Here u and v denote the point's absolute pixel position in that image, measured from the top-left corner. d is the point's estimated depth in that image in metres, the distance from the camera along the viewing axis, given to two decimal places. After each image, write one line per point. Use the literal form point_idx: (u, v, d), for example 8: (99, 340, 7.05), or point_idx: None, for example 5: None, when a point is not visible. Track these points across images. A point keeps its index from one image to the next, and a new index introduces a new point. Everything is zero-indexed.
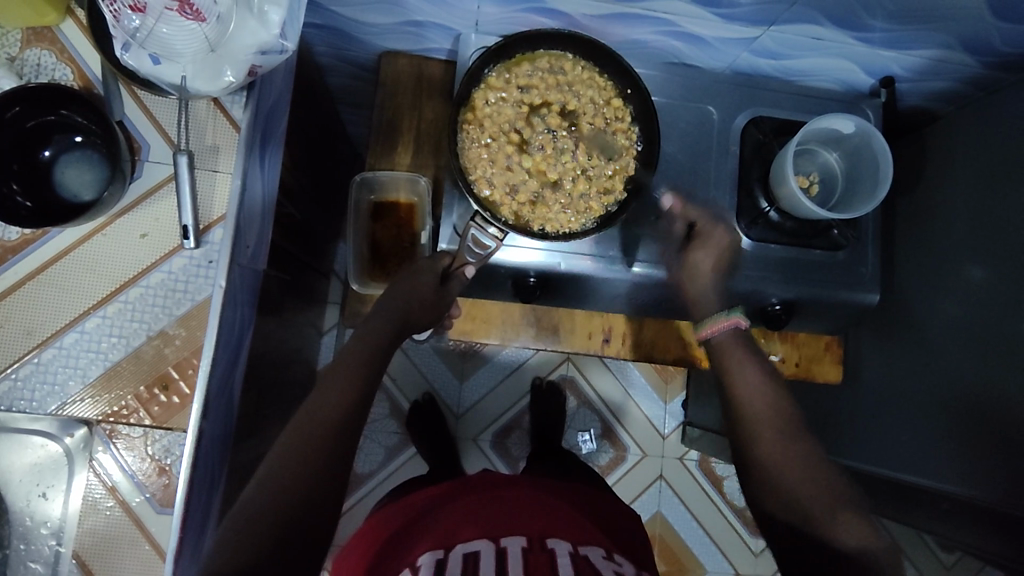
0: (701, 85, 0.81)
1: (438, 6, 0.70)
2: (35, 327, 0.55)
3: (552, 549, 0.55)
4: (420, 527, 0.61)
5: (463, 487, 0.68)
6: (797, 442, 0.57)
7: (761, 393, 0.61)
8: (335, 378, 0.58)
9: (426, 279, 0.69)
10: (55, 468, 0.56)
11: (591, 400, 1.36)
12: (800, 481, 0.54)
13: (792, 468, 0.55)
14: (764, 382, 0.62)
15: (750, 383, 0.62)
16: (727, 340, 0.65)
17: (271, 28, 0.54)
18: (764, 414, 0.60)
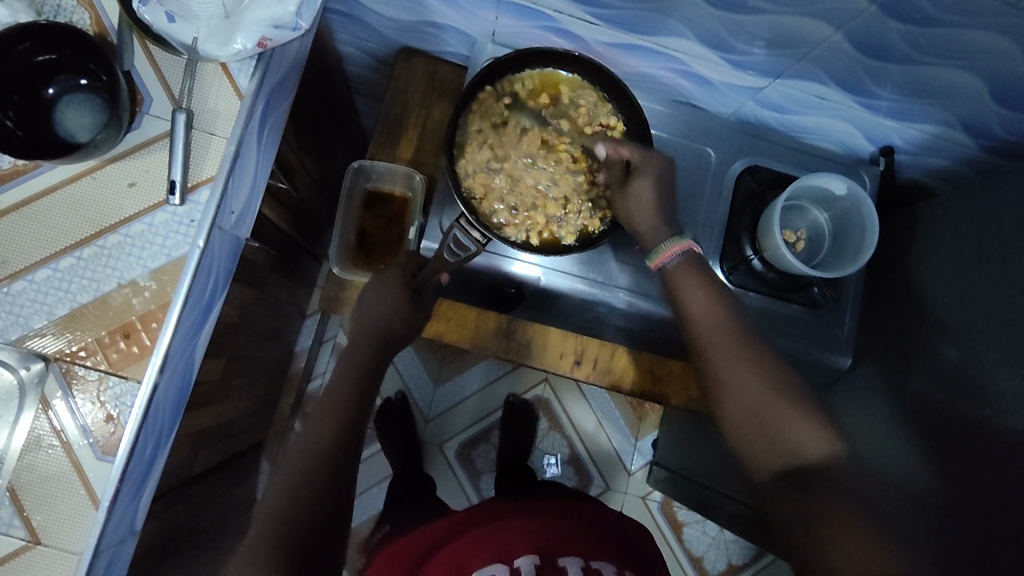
0: (704, 127, 0.83)
1: (457, 11, 0.72)
2: (11, 257, 0.56)
3: (564, 568, 0.56)
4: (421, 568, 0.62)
5: (459, 518, 0.67)
6: (760, 371, 0.57)
7: (714, 307, 0.61)
8: (323, 412, 0.62)
9: (397, 292, 0.69)
10: (5, 400, 0.56)
11: (562, 425, 1.36)
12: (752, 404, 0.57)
13: (745, 392, 0.57)
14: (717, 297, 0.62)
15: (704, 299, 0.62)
16: (682, 266, 0.64)
17: (287, 5, 0.57)
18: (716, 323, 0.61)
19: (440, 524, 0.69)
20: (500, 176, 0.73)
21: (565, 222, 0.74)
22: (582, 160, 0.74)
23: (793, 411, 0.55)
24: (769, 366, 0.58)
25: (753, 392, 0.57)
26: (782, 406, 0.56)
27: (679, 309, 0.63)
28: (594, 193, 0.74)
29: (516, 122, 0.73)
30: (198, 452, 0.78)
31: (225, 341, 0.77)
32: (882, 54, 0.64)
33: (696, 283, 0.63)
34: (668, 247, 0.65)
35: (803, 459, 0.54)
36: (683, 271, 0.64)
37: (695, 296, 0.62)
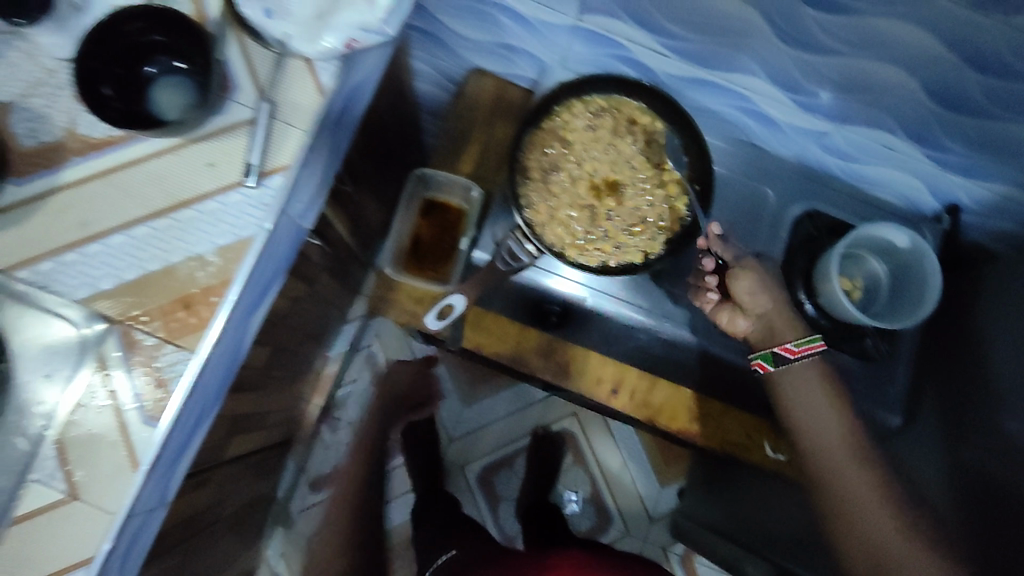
0: (766, 169, 0.83)
1: (532, 33, 0.75)
2: (90, 221, 0.59)
3: None
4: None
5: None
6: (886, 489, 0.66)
7: (827, 431, 0.70)
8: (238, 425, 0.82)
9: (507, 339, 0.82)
10: (65, 356, 0.58)
11: (587, 462, 1.33)
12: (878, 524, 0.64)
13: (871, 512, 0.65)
14: (832, 422, 0.70)
15: (819, 423, 0.71)
16: (809, 369, 0.73)
17: (377, 12, 0.61)
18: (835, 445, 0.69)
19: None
20: (565, 200, 0.74)
21: (631, 244, 0.73)
22: (647, 183, 0.74)
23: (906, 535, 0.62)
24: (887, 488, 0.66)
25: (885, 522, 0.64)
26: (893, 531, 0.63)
27: (808, 429, 0.72)
28: (657, 219, 0.73)
29: (579, 146, 0.74)
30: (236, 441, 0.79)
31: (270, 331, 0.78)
32: (957, 105, 0.63)
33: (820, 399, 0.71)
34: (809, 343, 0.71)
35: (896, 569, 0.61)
36: (806, 373, 0.73)
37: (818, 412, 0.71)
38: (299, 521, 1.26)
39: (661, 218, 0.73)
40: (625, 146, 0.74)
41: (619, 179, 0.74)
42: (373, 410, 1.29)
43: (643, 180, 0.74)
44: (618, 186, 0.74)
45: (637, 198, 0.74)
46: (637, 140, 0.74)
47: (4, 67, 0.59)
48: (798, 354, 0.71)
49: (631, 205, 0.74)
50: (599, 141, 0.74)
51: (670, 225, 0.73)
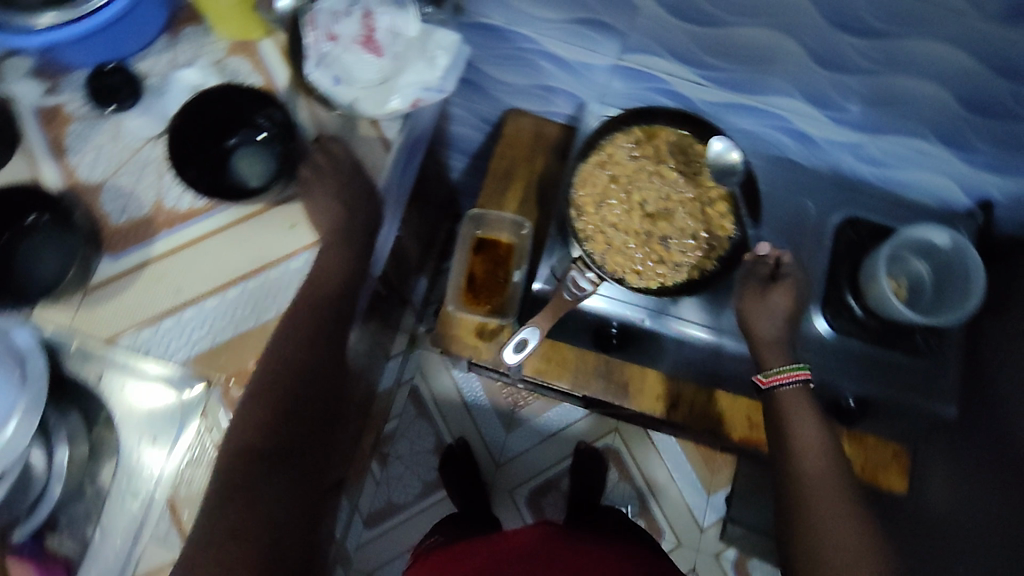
0: (800, 181, 0.86)
1: (571, 75, 0.81)
2: (184, 287, 0.62)
3: None
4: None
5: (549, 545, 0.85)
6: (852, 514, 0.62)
7: (821, 453, 0.66)
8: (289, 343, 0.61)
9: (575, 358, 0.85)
10: (168, 417, 0.62)
11: (633, 477, 1.35)
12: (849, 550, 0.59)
13: (845, 536, 0.60)
14: (826, 444, 0.66)
15: (810, 440, 0.67)
16: (797, 392, 0.69)
17: (435, 70, 0.67)
18: (824, 468, 0.65)
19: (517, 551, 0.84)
20: (619, 228, 0.77)
21: (686, 263, 0.77)
22: (693, 204, 0.77)
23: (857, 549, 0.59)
24: (856, 510, 0.62)
25: (845, 549, 0.59)
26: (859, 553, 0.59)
27: (788, 436, 0.68)
28: (707, 234, 0.77)
29: (626, 177, 0.77)
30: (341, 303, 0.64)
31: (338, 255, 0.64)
32: (984, 110, 0.67)
33: (809, 419, 0.68)
34: (788, 369, 0.70)
35: None
36: (795, 398, 0.69)
37: (807, 433, 0.67)
38: (356, 560, 1.28)
39: (712, 234, 0.77)
40: (669, 171, 0.77)
41: (667, 200, 0.78)
42: (420, 442, 1.33)
43: (689, 200, 0.78)
44: (665, 209, 0.78)
45: (686, 219, 0.77)
46: (679, 165, 0.77)
47: (93, 149, 0.64)
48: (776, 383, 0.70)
49: (681, 223, 0.77)
50: (645, 170, 0.77)
51: (719, 239, 0.77)
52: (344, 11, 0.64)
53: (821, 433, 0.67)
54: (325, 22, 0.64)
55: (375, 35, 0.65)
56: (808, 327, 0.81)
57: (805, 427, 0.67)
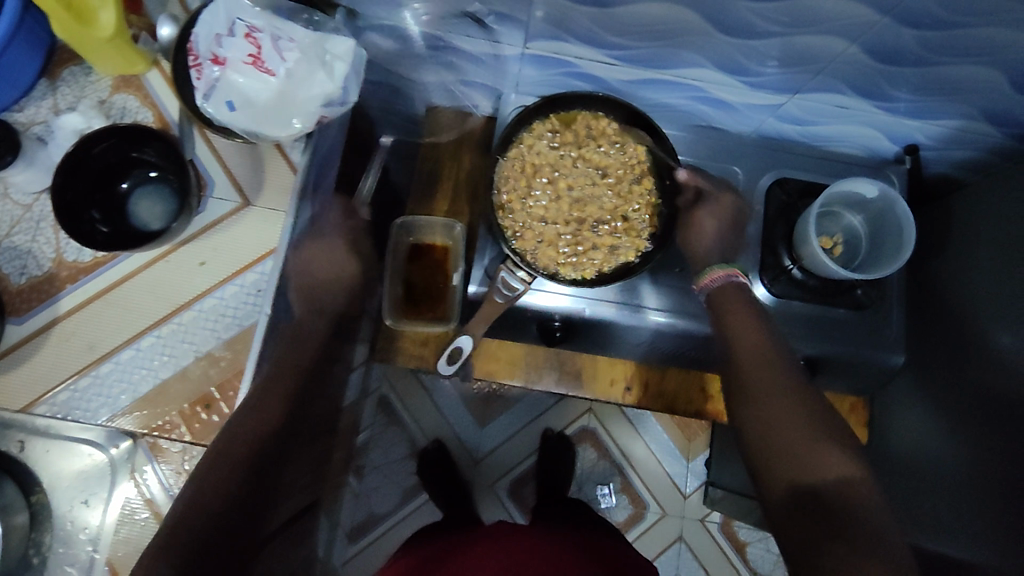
0: (725, 149, 0.85)
1: (483, 69, 0.79)
2: (98, 341, 0.62)
3: None
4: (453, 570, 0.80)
5: (497, 540, 0.87)
6: (804, 407, 0.65)
7: (761, 347, 0.69)
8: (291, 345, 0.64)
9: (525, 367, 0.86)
10: (99, 478, 0.63)
11: (611, 454, 1.35)
12: (791, 439, 0.63)
13: (788, 427, 0.63)
14: (764, 338, 0.70)
15: (751, 342, 0.70)
16: (723, 290, 0.74)
17: (337, 81, 0.63)
18: (763, 367, 0.68)
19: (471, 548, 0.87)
20: (547, 221, 0.76)
21: (620, 246, 0.76)
22: (619, 185, 0.77)
23: (811, 436, 0.62)
24: (810, 411, 0.64)
25: (789, 436, 0.63)
26: (807, 434, 0.62)
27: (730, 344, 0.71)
28: (636, 215, 0.77)
29: (551, 167, 0.76)
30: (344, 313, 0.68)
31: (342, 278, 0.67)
32: (896, 59, 0.66)
33: (741, 314, 0.71)
34: (717, 271, 0.75)
35: (825, 484, 0.59)
36: (732, 293, 0.73)
37: (741, 326, 0.71)
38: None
39: (640, 214, 0.77)
40: (592, 155, 0.76)
41: (593, 185, 0.77)
42: (394, 450, 1.31)
43: (616, 182, 0.77)
44: (593, 194, 0.77)
45: (614, 201, 0.77)
46: (600, 148, 0.76)
47: None
48: (710, 283, 0.74)
49: (609, 207, 0.76)
50: (568, 157, 0.76)
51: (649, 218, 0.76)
52: (226, 31, 0.60)
53: (761, 334, 0.70)
54: (208, 46, 0.60)
55: (262, 52, 0.60)
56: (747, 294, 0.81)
57: (736, 327, 0.71)
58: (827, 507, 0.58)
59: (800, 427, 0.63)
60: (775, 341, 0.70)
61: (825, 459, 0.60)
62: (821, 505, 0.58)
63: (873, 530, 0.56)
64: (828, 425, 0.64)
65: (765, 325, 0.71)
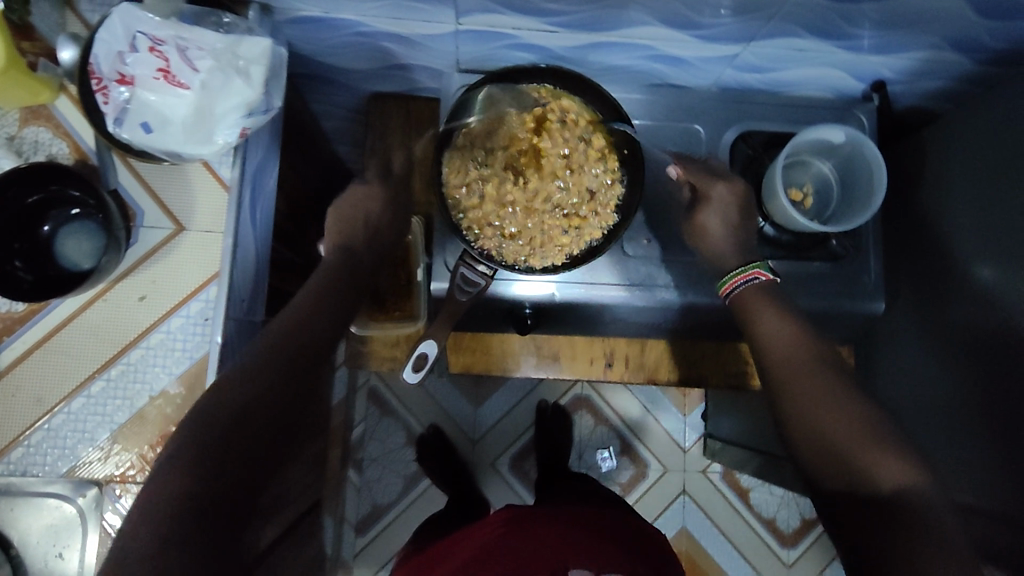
0: (686, 105, 0.80)
1: (418, 50, 0.74)
2: (44, 394, 0.58)
3: None
4: (443, 566, 0.70)
5: (495, 521, 0.77)
6: (841, 389, 0.60)
7: (782, 332, 0.64)
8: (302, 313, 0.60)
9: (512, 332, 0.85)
10: (69, 528, 0.58)
11: (607, 418, 1.33)
12: (832, 423, 0.58)
13: (817, 407, 0.59)
14: (785, 324, 0.64)
15: (773, 325, 0.64)
16: (752, 293, 0.67)
17: (256, 88, 0.60)
18: (790, 350, 0.63)
19: (469, 534, 0.78)
20: (504, 216, 0.73)
21: (583, 227, 0.73)
22: (571, 163, 0.73)
23: (870, 443, 0.56)
24: (837, 390, 0.60)
25: (831, 424, 0.58)
26: (852, 442, 0.57)
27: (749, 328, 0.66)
28: (597, 191, 0.73)
29: (496, 159, 0.73)
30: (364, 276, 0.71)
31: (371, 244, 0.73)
32: None
33: (767, 310, 0.65)
34: (742, 272, 0.67)
35: (885, 489, 0.54)
36: (754, 296, 0.66)
37: (771, 323, 0.64)
38: (357, 567, 1.27)
39: (602, 189, 0.73)
40: (536, 138, 0.73)
41: (547, 168, 0.74)
42: (391, 440, 1.30)
43: (566, 160, 0.73)
44: (546, 177, 0.74)
45: (569, 181, 0.73)
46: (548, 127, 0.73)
47: None
48: (734, 287, 0.68)
49: (566, 189, 0.73)
50: (513, 145, 0.73)
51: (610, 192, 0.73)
52: (127, 47, 0.56)
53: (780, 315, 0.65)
54: (111, 65, 0.56)
55: (171, 64, 0.57)
56: None
57: (765, 323, 0.64)
58: (890, 519, 0.53)
59: (843, 412, 0.59)
60: (797, 322, 0.64)
61: (890, 474, 0.54)
62: (879, 510, 0.54)
63: (950, 556, 0.50)
64: (873, 420, 0.58)
65: (774, 302, 0.66)
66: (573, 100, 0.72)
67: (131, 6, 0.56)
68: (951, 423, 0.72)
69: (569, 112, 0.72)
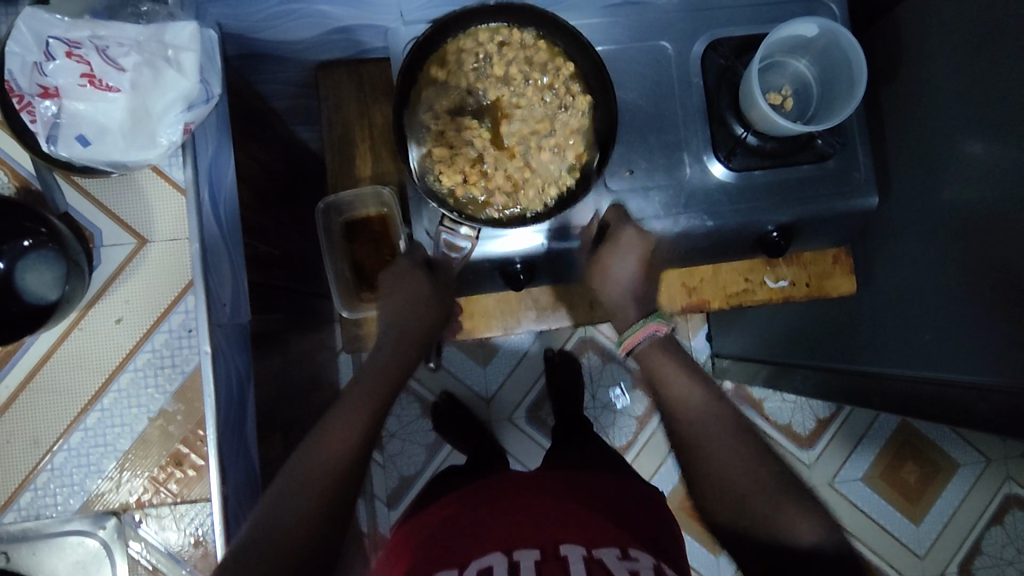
0: (650, 20, 0.75)
1: (356, 8, 0.69)
2: (41, 435, 0.56)
3: (565, 555, 0.53)
4: (422, 538, 0.62)
5: (464, 498, 0.68)
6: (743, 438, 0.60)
7: (689, 391, 0.64)
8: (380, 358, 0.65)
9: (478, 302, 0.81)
10: (97, 561, 0.58)
11: (614, 355, 1.32)
12: (739, 474, 0.57)
13: (729, 463, 0.58)
14: (691, 382, 0.64)
15: (677, 384, 0.64)
16: (653, 349, 0.67)
17: (191, 76, 0.56)
18: (697, 412, 0.62)
19: (460, 500, 0.68)
20: (489, 166, 0.69)
21: (563, 146, 0.70)
22: (518, 88, 0.69)
23: (779, 497, 0.55)
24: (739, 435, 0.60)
25: (738, 479, 0.57)
26: (762, 494, 0.56)
27: (660, 391, 0.65)
28: (568, 105, 0.69)
29: (447, 114, 0.69)
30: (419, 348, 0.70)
31: (424, 317, 0.70)
32: None
33: (670, 368, 0.65)
34: (639, 328, 0.67)
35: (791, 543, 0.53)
36: (653, 352, 0.67)
37: (673, 379, 0.65)
38: None
39: (571, 101, 0.69)
40: (472, 76, 0.69)
41: (509, 103, 0.70)
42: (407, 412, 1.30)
43: (511, 87, 0.69)
44: (500, 113, 0.70)
45: (526, 107, 0.70)
46: (493, 64, 0.69)
47: None
48: (635, 344, 0.67)
49: (537, 116, 0.70)
50: (461, 93, 0.69)
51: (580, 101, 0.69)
52: (43, 56, 0.51)
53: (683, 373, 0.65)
54: (29, 79, 0.50)
55: (96, 68, 0.52)
56: (705, 178, 0.75)
57: (670, 380, 0.64)
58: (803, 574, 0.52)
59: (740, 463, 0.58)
60: (702, 377, 0.65)
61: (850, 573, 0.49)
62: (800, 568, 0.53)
63: None
64: (770, 466, 0.58)
65: (676, 354, 0.66)
66: (486, 30, 0.68)
67: (36, 9, 0.51)
68: (959, 305, 0.71)
69: (489, 41, 0.68)
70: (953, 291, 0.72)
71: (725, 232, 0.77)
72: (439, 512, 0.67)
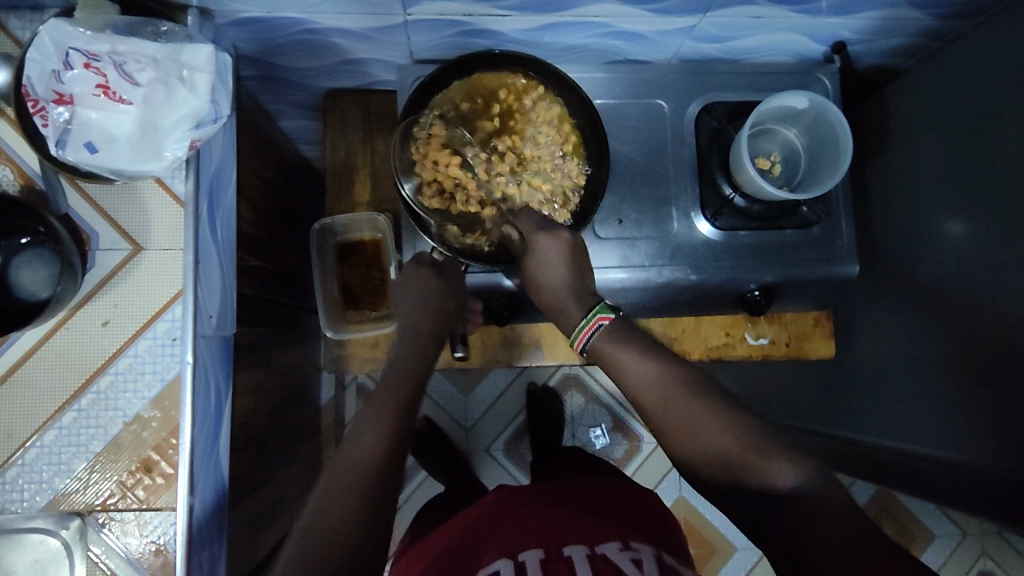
0: (650, 78, 0.78)
1: (368, 43, 0.72)
2: (14, 429, 0.56)
3: (569, 556, 0.54)
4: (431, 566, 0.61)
5: (466, 518, 0.69)
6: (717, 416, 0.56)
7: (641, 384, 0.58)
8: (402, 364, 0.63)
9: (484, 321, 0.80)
10: (55, 561, 0.57)
11: (596, 394, 1.32)
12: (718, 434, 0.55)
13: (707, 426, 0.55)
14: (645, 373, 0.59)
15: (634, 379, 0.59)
16: (601, 343, 0.62)
17: (202, 96, 0.58)
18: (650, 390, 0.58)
19: (459, 522, 0.69)
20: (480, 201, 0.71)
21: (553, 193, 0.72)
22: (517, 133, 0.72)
23: (749, 446, 0.54)
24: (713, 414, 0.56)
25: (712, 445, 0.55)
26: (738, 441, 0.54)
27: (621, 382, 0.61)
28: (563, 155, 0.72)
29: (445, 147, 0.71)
30: (437, 345, 0.68)
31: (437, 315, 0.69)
32: None
33: (626, 358, 0.60)
34: (587, 324, 0.62)
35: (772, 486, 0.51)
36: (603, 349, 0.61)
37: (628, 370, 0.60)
38: None
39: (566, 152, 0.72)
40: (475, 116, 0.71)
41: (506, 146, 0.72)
42: None
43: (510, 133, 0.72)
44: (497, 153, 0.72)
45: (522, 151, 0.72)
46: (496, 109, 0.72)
47: None
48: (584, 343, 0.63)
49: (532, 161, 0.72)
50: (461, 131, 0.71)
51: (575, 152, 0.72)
52: (61, 65, 0.53)
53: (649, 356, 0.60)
54: (46, 86, 0.53)
55: (111, 79, 0.54)
56: (691, 234, 0.78)
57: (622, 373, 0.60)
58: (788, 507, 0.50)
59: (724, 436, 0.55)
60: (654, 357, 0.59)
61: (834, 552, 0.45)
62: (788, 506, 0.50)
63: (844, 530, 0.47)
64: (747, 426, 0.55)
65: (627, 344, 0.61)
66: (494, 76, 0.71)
67: (60, 21, 0.54)
68: (932, 378, 0.73)
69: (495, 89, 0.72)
70: (928, 363, 0.73)
71: (709, 287, 0.79)
72: (442, 537, 0.67)
